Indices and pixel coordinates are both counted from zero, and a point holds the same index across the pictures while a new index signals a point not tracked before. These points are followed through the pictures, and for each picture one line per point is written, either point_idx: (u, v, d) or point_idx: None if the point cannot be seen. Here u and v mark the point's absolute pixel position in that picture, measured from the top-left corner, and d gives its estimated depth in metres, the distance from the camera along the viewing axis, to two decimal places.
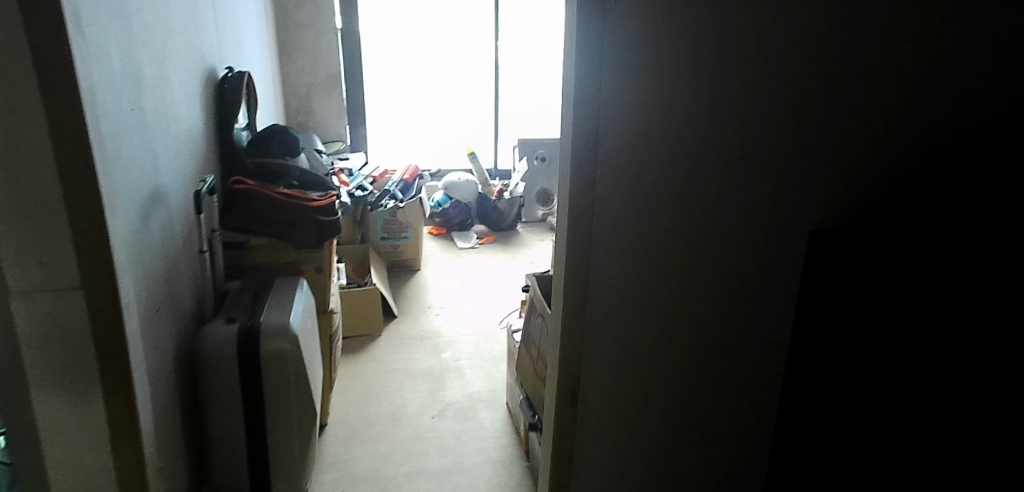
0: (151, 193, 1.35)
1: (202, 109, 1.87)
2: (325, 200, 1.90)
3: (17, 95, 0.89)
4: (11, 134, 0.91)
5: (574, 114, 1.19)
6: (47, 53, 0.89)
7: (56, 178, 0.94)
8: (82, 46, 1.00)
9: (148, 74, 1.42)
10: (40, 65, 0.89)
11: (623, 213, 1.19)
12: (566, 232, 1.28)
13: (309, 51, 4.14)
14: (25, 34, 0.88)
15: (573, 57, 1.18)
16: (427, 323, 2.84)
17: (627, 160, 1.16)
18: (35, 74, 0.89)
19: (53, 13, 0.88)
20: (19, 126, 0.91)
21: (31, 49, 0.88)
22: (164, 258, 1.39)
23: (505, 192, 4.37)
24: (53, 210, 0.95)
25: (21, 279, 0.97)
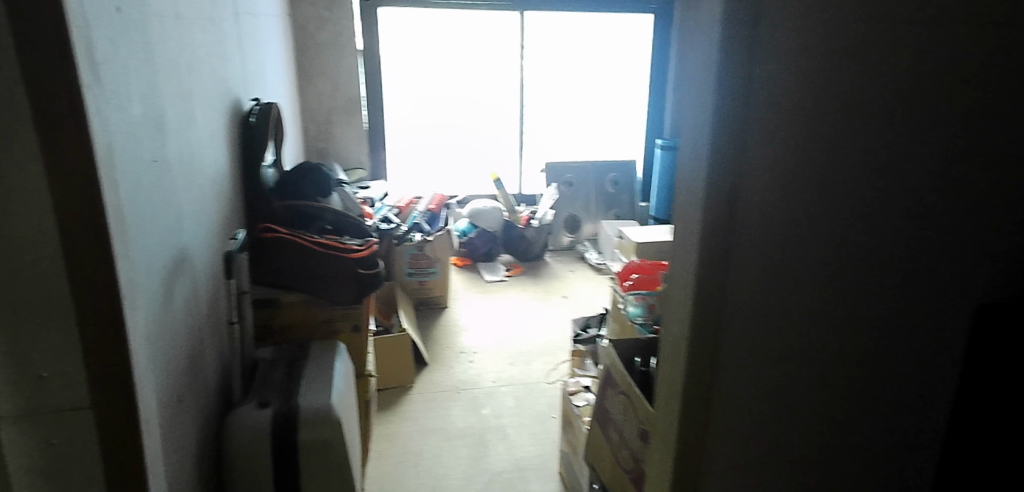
0: (175, 257, 1.13)
1: (227, 148, 1.65)
2: (365, 251, 1.69)
3: (5, 151, 0.67)
4: (6, 214, 0.68)
5: (709, 140, 0.87)
6: (50, 106, 0.67)
7: (64, 270, 0.72)
8: (98, 94, 0.78)
9: (171, 113, 1.20)
10: (40, 111, 0.67)
11: (759, 293, 0.90)
12: (681, 308, 0.99)
13: (329, 75, 3.92)
14: (21, 71, 0.65)
15: (708, 92, 0.86)
16: (462, 372, 2.59)
17: (780, 204, 0.85)
18: (35, 134, 0.67)
19: (61, 56, 0.67)
20: (12, 203, 0.68)
21: (31, 101, 0.66)
22: (186, 334, 1.16)
23: (533, 220, 4.13)
24: (55, 309, 0.72)
25: (16, 399, 0.74)
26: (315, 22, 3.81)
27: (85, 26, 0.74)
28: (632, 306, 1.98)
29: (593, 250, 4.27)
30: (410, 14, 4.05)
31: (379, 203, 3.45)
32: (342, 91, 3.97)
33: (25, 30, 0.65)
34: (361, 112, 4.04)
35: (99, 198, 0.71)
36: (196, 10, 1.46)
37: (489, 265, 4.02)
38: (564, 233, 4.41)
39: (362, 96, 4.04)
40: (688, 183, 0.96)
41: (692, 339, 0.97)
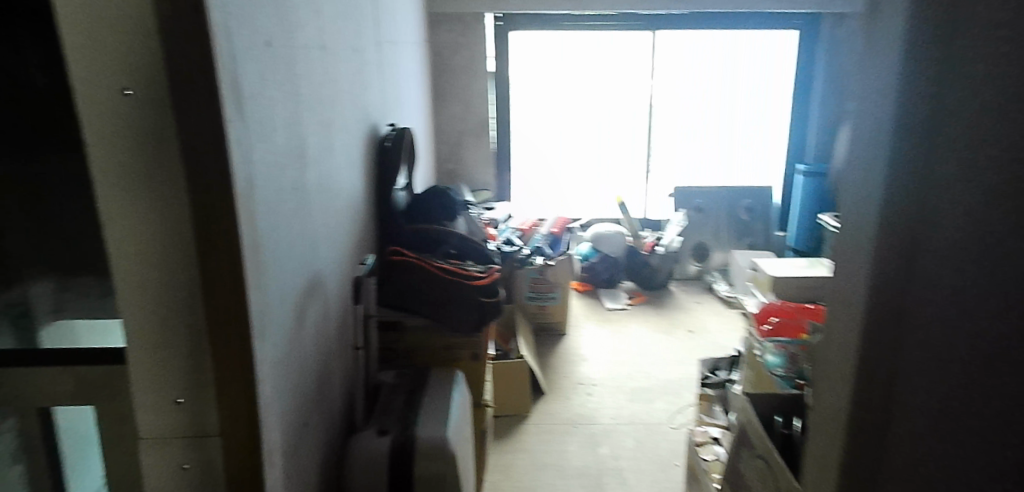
0: (309, 281, 1.17)
1: (363, 173, 1.70)
2: (486, 279, 1.66)
3: (155, 182, 0.70)
4: (155, 239, 0.72)
5: (885, 148, 0.65)
6: (196, 136, 0.69)
7: (201, 297, 0.74)
8: (241, 126, 0.81)
9: (312, 141, 1.24)
10: (184, 141, 0.69)
11: (938, 360, 0.63)
12: (842, 372, 0.75)
13: (462, 98, 4.02)
14: (169, 103, 0.68)
15: (882, 117, 0.65)
16: (579, 405, 2.49)
17: (970, 247, 0.58)
18: (181, 164, 0.70)
19: (204, 87, 0.68)
20: (160, 229, 0.72)
21: (178, 131, 0.69)
22: (315, 358, 1.19)
23: (658, 246, 3.95)
24: (192, 333, 0.75)
25: (155, 421, 0.78)
26: (451, 47, 3.94)
27: (230, 59, 0.77)
28: (771, 355, 1.79)
29: (724, 282, 3.99)
30: (541, 37, 4.07)
31: (503, 225, 3.46)
32: (473, 114, 4.06)
33: (173, 65, 0.67)
34: (490, 133, 4.10)
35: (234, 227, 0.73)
36: (341, 41, 1.52)
37: (611, 292, 3.88)
38: (692, 262, 4.15)
39: (492, 118, 4.10)
40: (854, 208, 0.72)
41: (857, 410, 0.73)
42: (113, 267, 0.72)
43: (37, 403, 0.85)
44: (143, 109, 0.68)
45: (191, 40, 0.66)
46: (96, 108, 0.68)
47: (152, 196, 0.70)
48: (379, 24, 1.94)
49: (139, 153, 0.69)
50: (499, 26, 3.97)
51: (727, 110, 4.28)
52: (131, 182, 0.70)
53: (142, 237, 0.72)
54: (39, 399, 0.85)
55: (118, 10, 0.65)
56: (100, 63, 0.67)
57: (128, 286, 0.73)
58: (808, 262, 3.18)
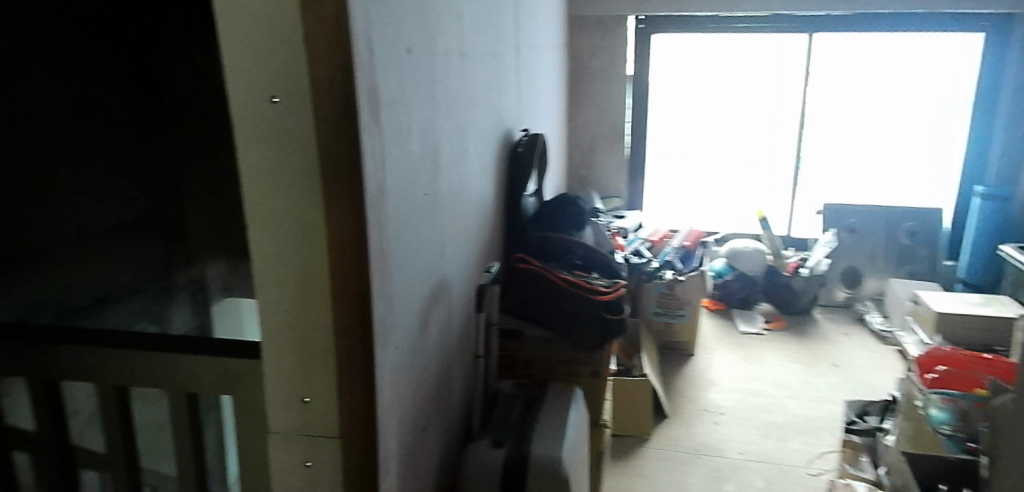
0: (435, 285, 1.20)
1: (495, 178, 1.71)
2: (611, 294, 1.60)
3: (296, 194, 0.80)
4: (291, 231, 0.81)
5: None
6: (332, 142, 0.76)
7: (326, 283, 0.83)
8: (373, 134, 0.88)
9: (447, 146, 1.28)
10: (323, 153, 0.77)
11: None
12: None
13: (598, 103, 3.95)
14: (313, 117, 0.76)
15: None
16: (704, 434, 2.33)
17: None
18: (317, 165, 0.78)
19: (342, 95, 0.76)
20: (295, 223, 0.81)
21: (317, 137, 0.77)
22: (436, 365, 1.20)
23: (802, 268, 3.61)
24: (316, 319, 0.85)
25: (282, 414, 0.89)
26: (590, 51, 3.88)
27: (367, 72, 0.85)
28: (937, 409, 1.58)
29: (880, 313, 3.56)
30: (684, 40, 3.89)
31: (632, 235, 3.35)
32: (608, 119, 3.97)
33: (316, 77, 0.74)
34: (625, 140, 3.99)
35: (361, 236, 0.81)
36: (481, 47, 1.54)
37: (746, 313, 3.60)
38: (841, 288, 3.74)
39: (627, 124, 3.98)
40: None
41: None
42: (252, 250, 0.83)
43: (185, 389, 0.92)
44: (286, 117, 0.77)
45: (336, 61, 0.74)
46: (247, 112, 0.78)
47: (291, 192, 0.80)
48: (519, 29, 1.94)
49: (286, 159, 0.79)
50: (640, 29, 3.85)
51: (894, 121, 3.85)
52: (274, 178, 0.80)
53: (277, 225, 0.82)
54: (186, 385, 0.92)
55: (275, 27, 0.73)
56: (256, 76, 0.76)
57: (264, 264, 0.83)
58: (981, 298, 2.76)
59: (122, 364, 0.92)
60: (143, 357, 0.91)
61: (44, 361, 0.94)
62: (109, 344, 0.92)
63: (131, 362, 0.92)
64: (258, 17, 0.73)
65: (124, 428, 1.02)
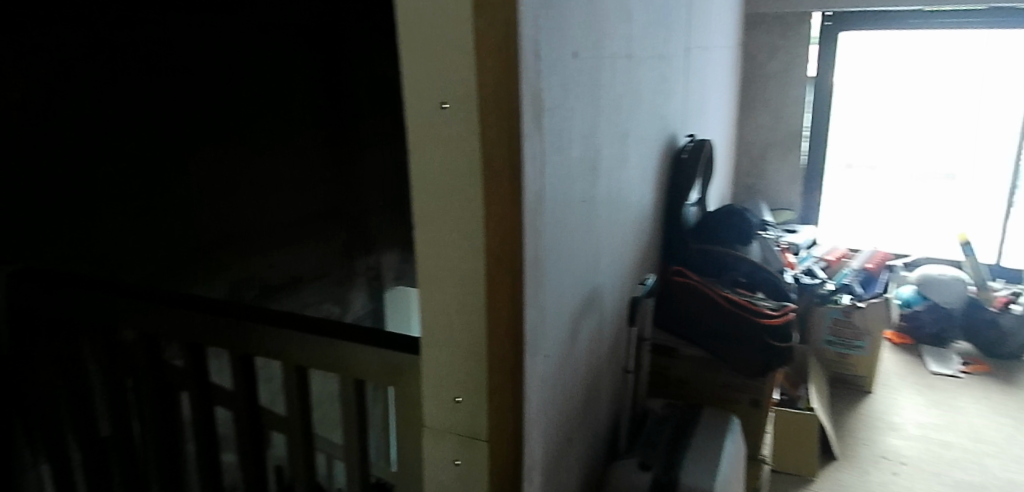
0: (589, 294, 1.17)
1: (656, 185, 1.63)
2: (779, 319, 1.46)
3: (460, 200, 0.82)
4: (452, 233, 0.84)
5: None
6: (494, 148, 0.77)
7: (483, 288, 0.84)
8: (535, 141, 0.87)
9: (607, 152, 1.24)
10: (486, 159, 0.78)
11: None
12: None
13: (772, 107, 3.64)
14: (479, 123, 0.77)
15: None
16: (881, 485, 2.04)
17: None
18: (481, 171, 0.79)
19: (509, 99, 0.76)
20: (457, 228, 0.84)
21: (482, 142, 0.78)
22: (585, 378, 1.17)
23: (1016, 304, 3.05)
24: (471, 323, 0.87)
25: (438, 409, 0.92)
26: (767, 51, 3.59)
27: (535, 77, 0.85)
28: None
29: None
30: (878, 38, 3.46)
31: (803, 252, 3.05)
32: (783, 125, 3.64)
33: (484, 84, 0.75)
34: (801, 149, 3.63)
35: (517, 243, 0.81)
36: (650, 49, 1.48)
37: (939, 351, 3.10)
38: None
39: (806, 130, 3.62)
40: None
41: None
42: (418, 250, 0.87)
43: (354, 375, 0.98)
44: (455, 122, 0.79)
45: (505, 66, 0.74)
46: (422, 117, 0.81)
47: (455, 198, 0.82)
48: (690, 28, 1.83)
49: (452, 163, 0.81)
50: (825, 27, 3.47)
51: None
52: (441, 182, 0.83)
53: (441, 228, 0.85)
54: (354, 372, 0.98)
55: (448, 32, 0.75)
56: (429, 81, 0.79)
57: (429, 265, 0.87)
58: None
59: (299, 348, 1.00)
60: (319, 342, 0.98)
61: (239, 338, 1.03)
62: (293, 328, 0.99)
63: (307, 346, 0.99)
64: (435, 26, 0.76)
65: (302, 406, 1.05)
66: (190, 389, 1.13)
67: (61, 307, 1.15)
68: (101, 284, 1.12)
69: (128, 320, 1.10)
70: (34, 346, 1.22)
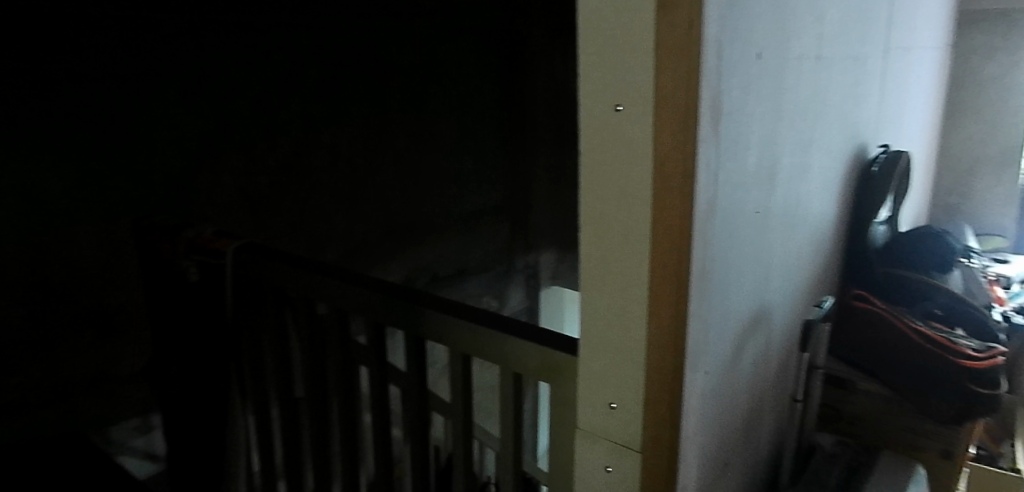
0: (756, 312, 1.10)
1: (839, 200, 1.49)
2: (984, 362, 1.27)
3: (627, 204, 0.81)
4: (617, 238, 0.83)
5: None
6: (666, 151, 0.75)
7: (645, 296, 0.82)
8: (712, 146, 0.83)
9: (787, 160, 1.15)
10: (658, 165, 0.76)
11: None
12: None
13: (983, 117, 3.17)
14: (653, 128, 0.76)
15: None
16: None
17: None
18: (651, 174, 0.77)
19: (685, 100, 0.73)
20: (623, 232, 0.82)
21: (654, 146, 0.76)
22: (747, 401, 1.10)
23: None
24: (629, 330, 0.85)
25: (591, 412, 0.92)
26: (981, 52, 3.13)
27: (715, 79, 0.80)
28: None
29: None
30: None
31: (1017, 286, 2.61)
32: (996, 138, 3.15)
33: (661, 87, 0.74)
34: (1021, 166, 3.14)
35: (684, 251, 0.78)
36: (842, 51, 1.35)
37: None
38: None
39: None
40: None
41: None
42: (583, 253, 0.87)
43: (512, 368, 1.01)
44: (628, 124, 0.78)
45: (684, 67, 0.71)
46: (597, 120, 0.81)
47: (623, 200, 0.81)
48: (891, 27, 1.65)
49: (623, 168, 0.80)
50: None
51: None
52: (609, 185, 0.82)
53: (606, 230, 0.84)
54: (513, 365, 1.01)
55: (627, 36, 0.75)
56: (605, 85, 0.79)
57: (593, 268, 0.87)
58: None
59: (463, 335, 1.05)
60: (481, 332, 1.02)
61: (411, 321, 1.11)
62: (461, 318, 1.04)
63: (468, 334, 1.04)
64: (615, 28, 0.76)
65: (465, 392, 1.10)
66: (369, 365, 1.23)
67: (269, 278, 1.31)
68: (304, 259, 1.27)
69: (322, 295, 1.22)
70: (252, 311, 1.40)
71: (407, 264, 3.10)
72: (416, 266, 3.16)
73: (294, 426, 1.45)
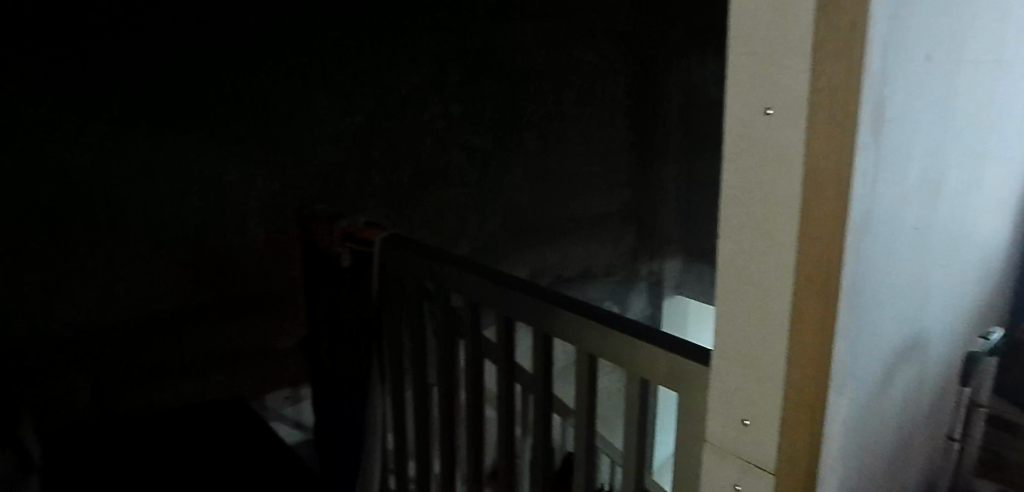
0: (911, 338, 1.00)
1: (1015, 220, 1.34)
2: None
3: (773, 211, 0.77)
4: (759, 246, 0.79)
5: None
6: (819, 156, 0.70)
7: (788, 310, 0.78)
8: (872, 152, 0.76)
9: (953, 173, 1.04)
10: (809, 170, 0.72)
11: None
12: None
13: None
14: (806, 135, 0.71)
15: None
16: None
17: None
18: (801, 180, 0.73)
19: (842, 100, 0.67)
20: (766, 241, 0.78)
21: (806, 150, 0.72)
22: (895, 435, 1.01)
23: None
24: (769, 345, 0.81)
25: (722, 426, 0.88)
26: None
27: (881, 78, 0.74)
28: None
29: None
30: None
31: None
32: None
33: (817, 91, 0.69)
34: None
35: (835, 261, 0.72)
36: None
37: None
38: None
39: None
40: None
41: None
42: (722, 262, 0.85)
43: (640, 374, 1.00)
44: (778, 126, 0.74)
45: (844, 67, 0.67)
46: (744, 123, 0.79)
47: (770, 207, 0.77)
48: None
49: (771, 175, 0.76)
50: None
51: None
52: (753, 191, 0.79)
53: (749, 238, 0.81)
54: (642, 370, 0.99)
55: (778, 35, 0.72)
56: (755, 86, 0.76)
57: (733, 277, 0.84)
58: None
59: (591, 334, 1.05)
60: (611, 334, 1.02)
61: (541, 318, 1.13)
62: (591, 319, 1.04)
63: (596, 335, 1.04)
64: (768, 27, 0.74)
65: (591, 395, 1.10)
66: (498, 362, 1.26)
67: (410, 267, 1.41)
68: (444, 251, 1.33)
69: (458, 287, 1.28)
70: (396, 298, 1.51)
71: (532, 263, 3.66)
72: (540, 265, 3.71)
73: (425, 413, 1.53)
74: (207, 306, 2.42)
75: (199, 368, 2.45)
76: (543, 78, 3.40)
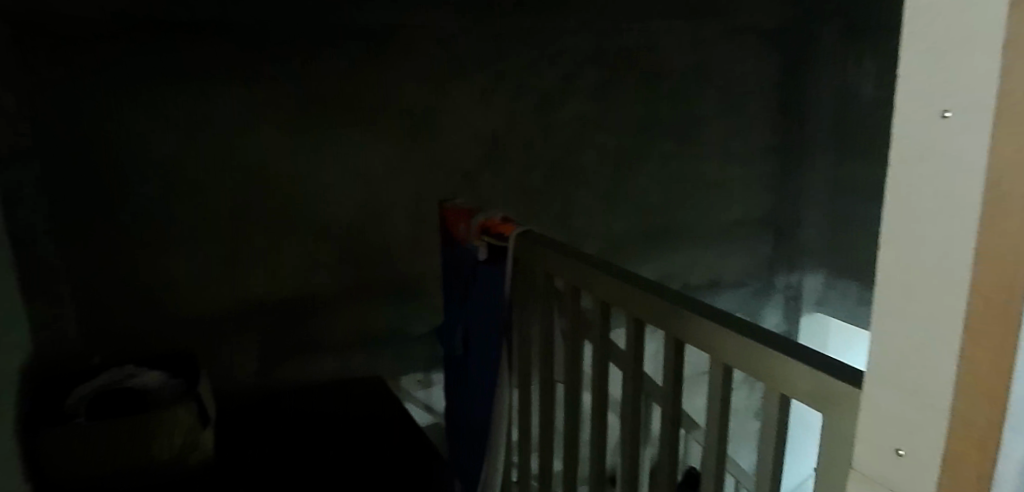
0: None
1: None
2: None
3: (944, 228, 0.64)
4: (925, 268, 0.67)
5: None
6: (1006, 167, 0.57)
7: (958, 345, 0.65)
8: None
9: None
10: (992, 184, 0.59)
11: None
12: None
13: None
14: (991, 140, 0.58)
15: None
16: None
17: None
18: (981, 196, 0.60)
19: None
20: (935, 263, 0.66)
21: (989, 161, 0.58)
22: None
23: None
24: (929, 380, 0.69)
25: (868, 460, 0.78)
26: None
27: None
28: None
29: None
30: None
31: None
32: None
33: (1005, 91, 0.56)
34: None
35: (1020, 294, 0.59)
36: None
37: None
38: None
39: None
40: None
41: None
42: (878, 282, 0.73)
43: (782, 391, 0.94)
44: (957, 131, 0.61)
45: None
46: (914, 127, 0.66)
47: (938, 223, 0.65)
48: None
49: (943, 185, 0.63)
50: None
51: None
52: (920, 205, 0.66)
53: (912, 257, 0.68)
54: (783, 388, 0.94)
55: (964, 24, 0.60)
56: (936, 84, 0.63)
57: (890, 301, 0.72)
58: None
59: (729, 345, 1.01)
60: (751, 346, 0.97)
61: (674, 319, 1.11)
62: (731, 328, 1.00)
63: (735, 346, 1.00)
64: (956, 16, 0.61)
65: (723, 407, 1.05)
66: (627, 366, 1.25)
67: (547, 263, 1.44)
68: (579, 250, 1.34)
69: (592, 286, 1.28)
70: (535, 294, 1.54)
71: (660, 267, 3.58)
72: (668, 271, 3.62)
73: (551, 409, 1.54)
74: (353, 287, 2.74)
75: (339, 344, 2.76)
76: (681, 78, 3.33)
